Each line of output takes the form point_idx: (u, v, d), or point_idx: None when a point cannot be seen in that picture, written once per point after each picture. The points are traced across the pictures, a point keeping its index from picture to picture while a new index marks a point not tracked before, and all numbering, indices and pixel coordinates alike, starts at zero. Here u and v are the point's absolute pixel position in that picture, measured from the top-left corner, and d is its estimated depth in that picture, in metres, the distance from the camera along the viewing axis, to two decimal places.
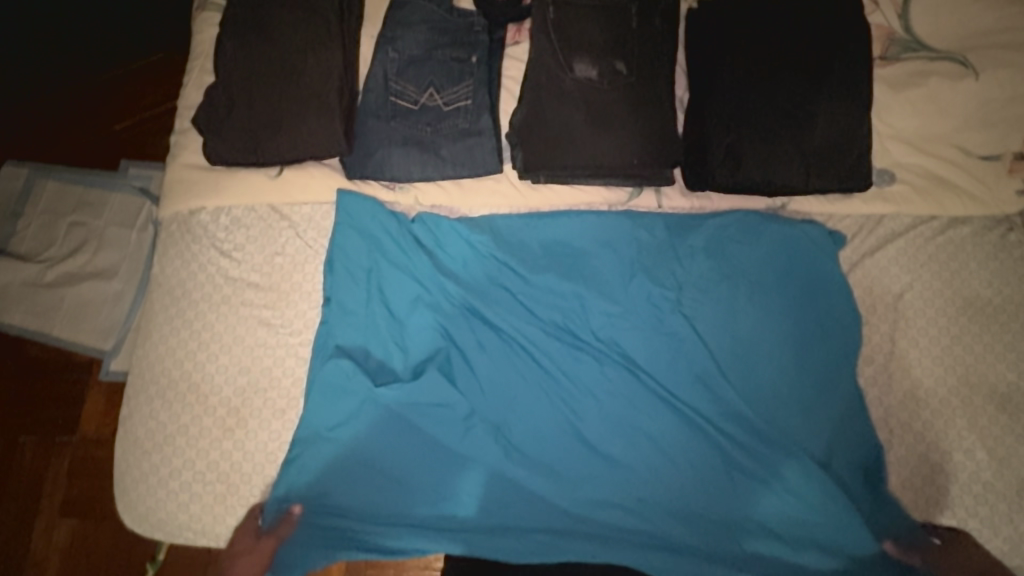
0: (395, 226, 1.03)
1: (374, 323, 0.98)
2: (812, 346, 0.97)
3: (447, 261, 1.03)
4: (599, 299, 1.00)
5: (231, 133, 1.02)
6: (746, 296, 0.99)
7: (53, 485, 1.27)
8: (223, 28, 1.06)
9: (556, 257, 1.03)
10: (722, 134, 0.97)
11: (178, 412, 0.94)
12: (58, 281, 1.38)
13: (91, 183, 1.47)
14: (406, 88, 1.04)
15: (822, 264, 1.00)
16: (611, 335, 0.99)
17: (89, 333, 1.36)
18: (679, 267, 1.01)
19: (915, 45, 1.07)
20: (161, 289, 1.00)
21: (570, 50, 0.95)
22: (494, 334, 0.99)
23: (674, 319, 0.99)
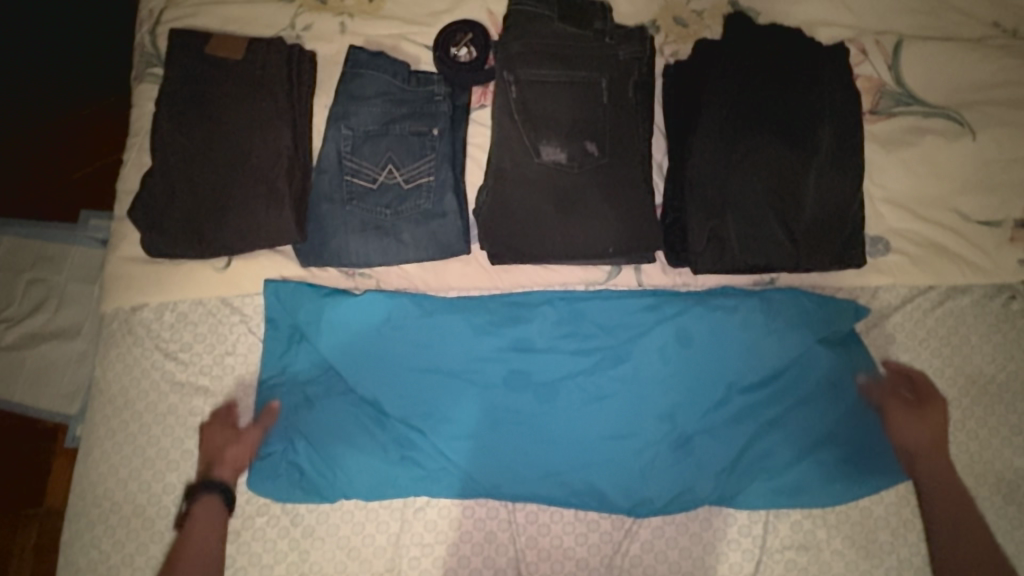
0: (338, 312, 0.92)
1: (331, 411, 0.89)
2: (809, 418, 0.89)
3: (400, 343, 0.91)
4: (572, 380, 0.90)
5: (173, 224, 0.94)
6: (728, 374, 0.89)
7: (18, 565, 1.20)
8: (159, 106, 0.97)
9: (525, 335, 0.92)
10: (704, 214, 0.90)
11: (124, 540, 0.87)
12: (18, 344, 1.28)
13: (48, 238, 1.36)
14: (363, 166, 0.96)
15: (819, 343, 0.91)
16: (588, 411, 0.89)
17: (53, 395, 1.26)
18: (662, 344, 0.90)
19: (907, 98, 1.02)
20: (103, 397, 0.93)
21: (536, 131, 0.87)
22: (461, 417, 0.89)
23: (656, 398, 0.88)
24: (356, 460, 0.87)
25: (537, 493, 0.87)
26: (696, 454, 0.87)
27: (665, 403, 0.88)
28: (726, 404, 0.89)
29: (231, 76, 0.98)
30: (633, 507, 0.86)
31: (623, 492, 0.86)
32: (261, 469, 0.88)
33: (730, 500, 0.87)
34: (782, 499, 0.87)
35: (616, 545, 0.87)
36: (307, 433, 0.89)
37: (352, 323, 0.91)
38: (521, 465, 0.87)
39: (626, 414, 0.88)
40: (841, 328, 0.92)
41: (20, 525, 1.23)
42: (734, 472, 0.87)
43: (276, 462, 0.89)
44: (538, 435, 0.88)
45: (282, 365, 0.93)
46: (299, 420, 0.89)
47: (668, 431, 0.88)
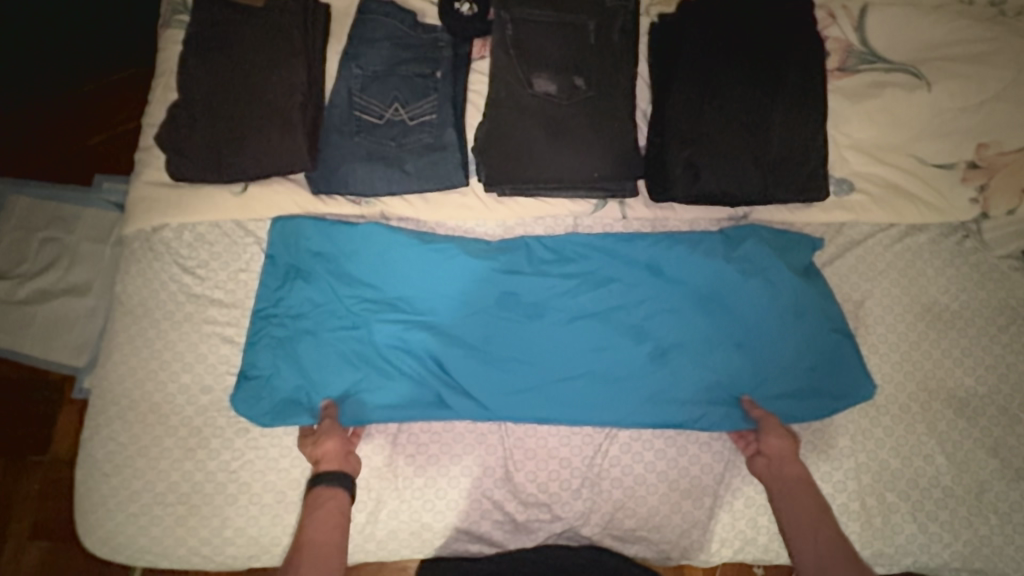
0: (341, 239, 0.99)
1: (320, 337, 0.95)
2: (776, 342, 0.95)
3: (388, 275, 0.97)
4: (548, 310, 0.97)
5: (195, 150, 1.02)
6: (701, 298, 0.97)
7: (22, 509, 1.25)
8: (186, 46, 1.06)
9: (504, 268, 0.99)
10: (681, 147, 0.99)
11: (139, 434, 0.93)
12: (32, 298, 1.34)
13: (64, 199, 1.43)
14: (371, 103, 1.05)
15: (786, 266, 0.98)
16: (563, 339, 0.96)
17: (61, 349, 1.32)
18: (632, 278, 0.98)
19: (871, 57, 1.12)
20: (123, 307, 1.00)
21: (529, 67, 0.96)
22: (456, 335, 0.96)
23: (626, 324, 0.96)
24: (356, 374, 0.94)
25: (519, 412, 0.93)
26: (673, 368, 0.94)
27: (643, 323, 0.96)
28: (701, 324, 0.95)
29: (252, 21, 1.06)
30: (616, 419, 0.93)
31: (597, 409, 0.93)
32: (255, 391, 0.94)
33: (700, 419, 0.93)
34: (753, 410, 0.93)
35: (597, 447, 0.94)
36: (309, 352, 0.94)
37: (352, 251, 0.98)
38: (510, 379, 0.94)
39: (608, 334, 0.95)
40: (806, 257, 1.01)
41: (26, 470, 1.28)
42: (709, 385, 0.94)
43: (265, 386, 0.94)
44: (526, 352, 0.95)
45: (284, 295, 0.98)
46: (290, 347, 0.95)
47: (647, 348, 0.95)
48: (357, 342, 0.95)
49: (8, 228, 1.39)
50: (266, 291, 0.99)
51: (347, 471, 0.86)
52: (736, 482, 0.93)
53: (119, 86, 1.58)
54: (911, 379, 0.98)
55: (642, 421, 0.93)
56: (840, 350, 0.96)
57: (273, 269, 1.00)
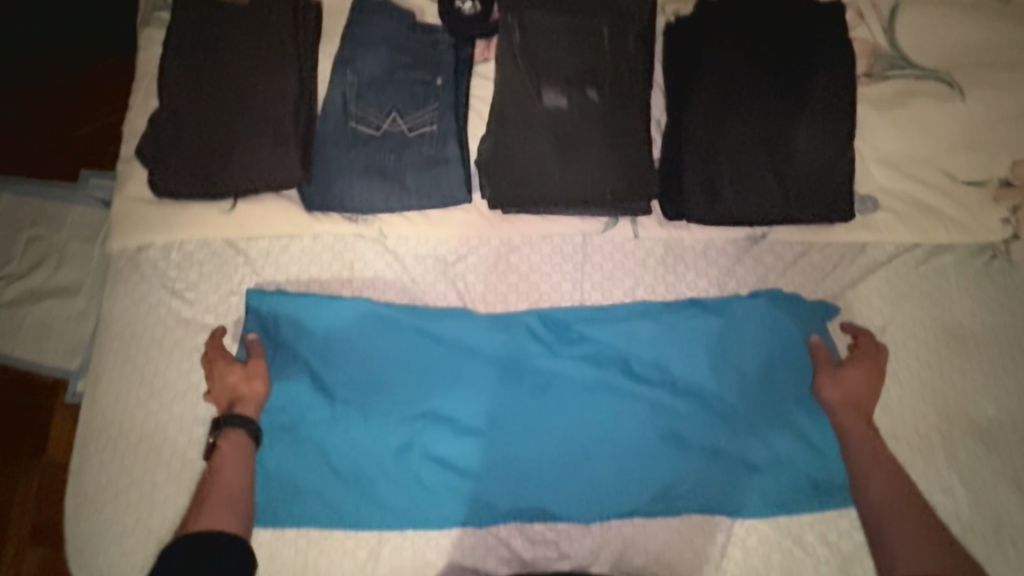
0: (325, 317, 0.92)
1: (306, 405, 0.89)
2: (789, 402, 0.91)
3: (380, 339, 0.91)
4: (549, 377, 0.92)
5: (180, 164, 0.95)
6: (711, 372, 0.92)
7: (21, 512, 1.21)
8: (167, 48, 0.98)
9: (504, 330, 0.93)
10: (699, 165, 0.93)
11: (131, 466, 0.89)
12: (19, 300, 1.25)
13: (48, 195, 1.32)
14: (368, 112, 0.98)
15: (795, 318, 0.94)
16: (567, 407, 0.91)
17: (53, 351, 1.24)
18: (639, 343, 0.93)
19: (901, 62, 1.05)
20: (109, 331, 0.94)
21: (539, 78, 0.89)
22: (458, 417, 0.90)
23: (632, 393, 0.91)
24: (352, 468, 0.88)
25: (520, 482, 0.88)
26: (688, 445, 0.90)
27: (655, 399, 0.91)
28: (712, 401, 0.92)
29: (239, 21, 0.99)
30: (622, 492, 0.88)
31: (601, 480, 0.89)
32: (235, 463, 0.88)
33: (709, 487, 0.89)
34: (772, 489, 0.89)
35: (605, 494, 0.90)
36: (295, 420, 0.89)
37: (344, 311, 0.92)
38: (518, 464, 0.89)
39: (612, 402, 0.91)
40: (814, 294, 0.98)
41: (24, 474, 1.23)
42: (727, 465, 0.89)
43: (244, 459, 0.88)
44: (531, 435, 0.90)
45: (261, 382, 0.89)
46: (275, 415, 0.89)
47: (659, 427, 0.90)
48: (349, 432, 0.88)
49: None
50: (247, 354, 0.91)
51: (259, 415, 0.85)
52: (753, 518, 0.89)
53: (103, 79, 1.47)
54: (933, 408, 0.95)
55: (658, 507, 0.89)
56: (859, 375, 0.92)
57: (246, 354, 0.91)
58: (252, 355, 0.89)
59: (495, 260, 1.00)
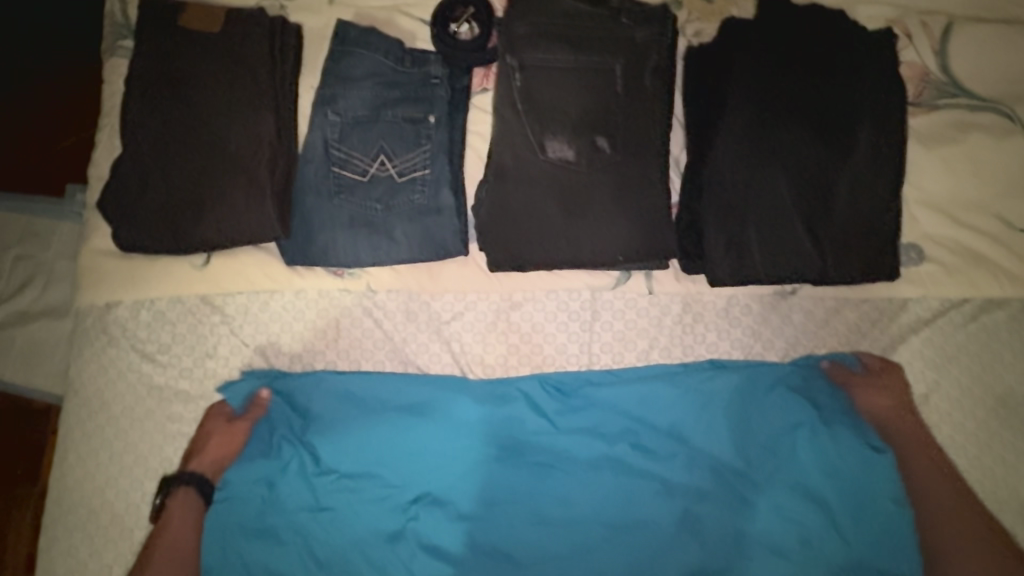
0: (316, 385, 0.87)
1: (285, 487, 0.82)
2: (825, 488, 0.81)
3: (366, 412, 0.85)
4: (552, 452, 0.84)
5: (146, 217, 0.87)
6: (733, 446, 0.83)
7: (15, 542, 1.11)
8: (129, 85, 0.89)
9: (500, 400, 0.86)
10: (725, 219, 0.82)
11: (101, 548, 0.83)
12: (7, 322, 1.15)
13: (35, 210, 1.21)
14: (352, 156, 0.88)
15: (817, 385, 0.87)
16: (573, 486, 0.83)
17: (46, 373, 1.14)
18: (648, 413, 0.85)
19: (954, 89, 0.92)
20: (77, 399, 0.87)
21: (543, 124, 0.78)
22: (454, 497, 0.82)
23: (645, 469, 0.83)
24: (338, 554, 0.80)
25: (526, 574, 0.79)
26: (711, 531, 0.80)
27: (671, 477, 0.83)
28: (736, 480, 0.83)
29: (208, 53, 0.88)
30: None
31: (617, 572, 0.79)
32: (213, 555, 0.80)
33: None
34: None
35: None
36: (273, 505, 0.81)
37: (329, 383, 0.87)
38: (519, 551, 0.80)
39: (623, 480, 0.83)
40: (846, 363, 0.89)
41: (17, 502, 1.13)
42: (757, 559, 0.79)
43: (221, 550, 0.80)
44: (534, 516, 0.82)
45: (247, 456, 0.84)
46: (253, 501, 0.82)
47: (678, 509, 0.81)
48: (334, 516, 0.80)
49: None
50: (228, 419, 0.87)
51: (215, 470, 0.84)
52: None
53: (63, 87, 1.32)
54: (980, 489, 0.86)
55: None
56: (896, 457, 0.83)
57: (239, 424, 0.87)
58: (249, 423, 0.88)
59: (494, 318, 0.91)
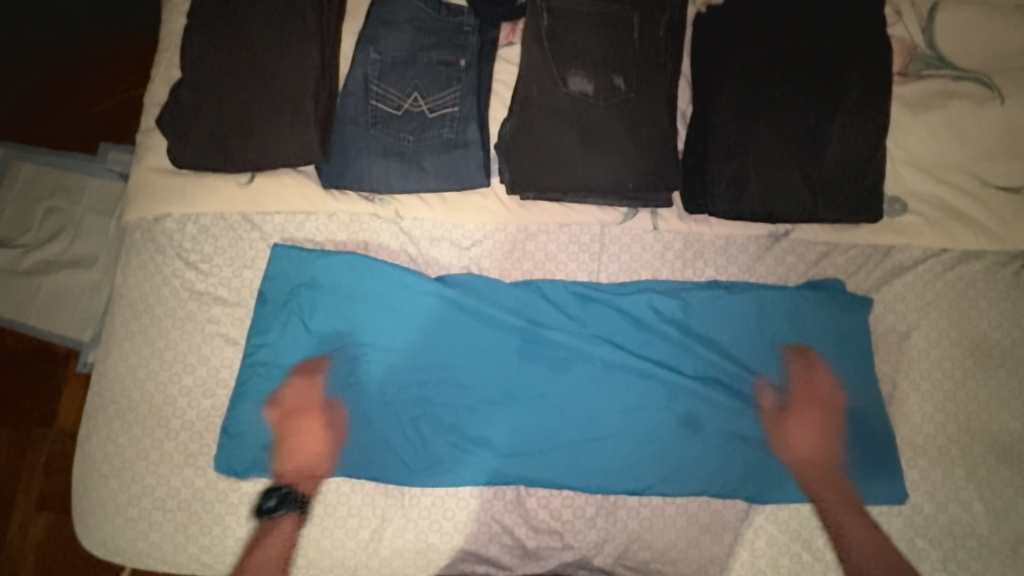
0: (350, 282, 0.95)
1: (319, 366, 0.92)
2: (798, 390, 0.92)
3: (388, 307, 0.94)
4: (555, 350, 0.94)
5: (199, 137, 0.95)
6: (727, 351, 0.93)
7: (29, 480, 1.15)
8: (191, 20, 0.98)
9: (512, 304, 0.95)
10: (727, 157, 0.90)
11: (140, 434, 0.90)
12: (35, 270, 1.21)
13: (70, 167, 1.29)
14: (389, 92, 0.97)
15: (804, 301, 0.94)
16: (574, 378, 0.93)
17: (66, 322, 1.20)
18: (646, 320, 0.95)
19: (937, 62, 1.01)
20: (123, 300, 0.95)
21: (566, 63, 0.88)
22: (471, 386, 0.92)
23: (639, 368, 0.93)
24: (374, 427, 0.90)
25: (532, 448, 0.90)
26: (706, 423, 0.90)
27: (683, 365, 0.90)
28: (721, 379, 0.92)
29: None
30: (633, 460, 0.90)
31: (611, 450, 0.90)
32: (250, 423, 0.90)
33: (722, 465, 0.89)
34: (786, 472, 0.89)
35: (617, 465, 0.89)
36: (306, 383, 0.91)
37: (355, 280, 0.95)
38: (526, 434, 0.90)
39: (619, 375, 0.92)
40: (841, 294, 0.95)
41: (34, 441, 1.17)
42: (734, 444, 0.90)
43: (258, 418, 0.90)
44: (549, 406, 0.91)
45: (289, 339, 0.93)
46: (287, 379, 0.92)
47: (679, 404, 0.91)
48: (361, 393, 0.91)
49: (10, 197, 1.26)
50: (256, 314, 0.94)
51: (257, 360, 0.92)
52: (764, 503, 0.88)
53: (120, 50, 1.42)
54: (956, 423, 0.93)
55: (675, 488, 0.89)
56: (863, 373, 0.93)
57: (267, 312, 0.94)
58: (274, 318, 0.94)
59: (511, 246, 0.99)
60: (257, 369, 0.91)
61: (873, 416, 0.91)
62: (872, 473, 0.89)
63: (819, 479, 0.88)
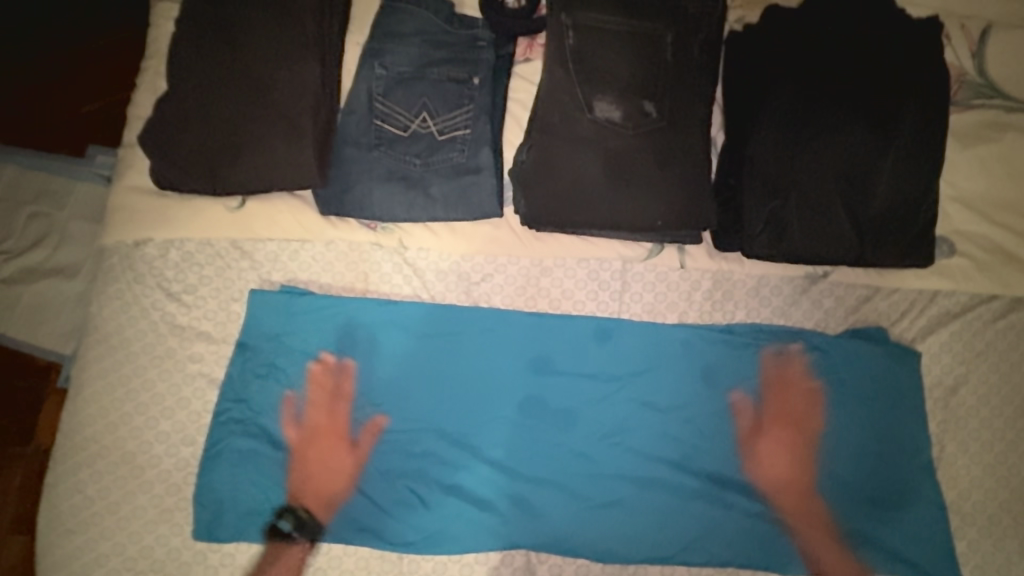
0: (349, 323, 0.87)
1: (312, 415, 0.84)
2: (833, 449, 0.85)
3: (392, 352, 0.87)
4: (570, 400, 0.86)
5: (185, 156, 0.87)
6: (757, 408, 0.86)
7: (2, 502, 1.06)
8: (179, 26, 0.89)
9: (524, 349, 0.87)
10: (766, 193, 0.82)
11: (110, 485, 0.81)
12: (14, 279, 1.12)
13: (55, 169, 1.19)
14: (395, 110, 0.88)
15: (841, 353, 0.87)
16: (591, 432, 0.85)
17: (48, 334, 1.10)
18: (670, 369, 0.87)
19: (988, 90, 0.93)
20: (97, 333, 0.86)
21: (592, 86, 0.79)
22: (477, 439, 0.84)
23: (661, 422, 0.85)
24: (370, 485, 0.82)
25: (543, 509, 0.82)
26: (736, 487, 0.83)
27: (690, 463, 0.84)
28: (751, 437, 0.85)
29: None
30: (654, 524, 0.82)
31: (630, 512, 0.82)
32: (236, 474, 0.82)
33: (750, 531, 0.82)
34: (817, 536, 0.82)
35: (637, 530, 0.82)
36: (296, 433, 0.84)
37: (354, 321, 0.88)
38: (537, 494, 0.83)
39: (640, 430, 0.85)
40: (883, 344, 0.88)
41: (11, 460, 1.09)
42: (762, 509, 0.83)
43: (244, 470, 0.82)
44: (562, 467, 0.84)
45: (280, 382, 0.85)
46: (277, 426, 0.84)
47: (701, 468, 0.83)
48: (359, 445, 0.83)
49: None
50: (243, 356, 0.86)
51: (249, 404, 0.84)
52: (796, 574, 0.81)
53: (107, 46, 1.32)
54: (1005, 488, 0.85)
55: (698, 559, 0.81)
56: (902, 433, 0.86)
57: (257, 352, 0.86)
58: (264, 358, 0.86)
59: (524, 282, 0.91)
60: (246, 417, 0.84)
61: (914, 481, 0.84)
62: (916, 543, 0.82)
63: (853, 553, 0.82)
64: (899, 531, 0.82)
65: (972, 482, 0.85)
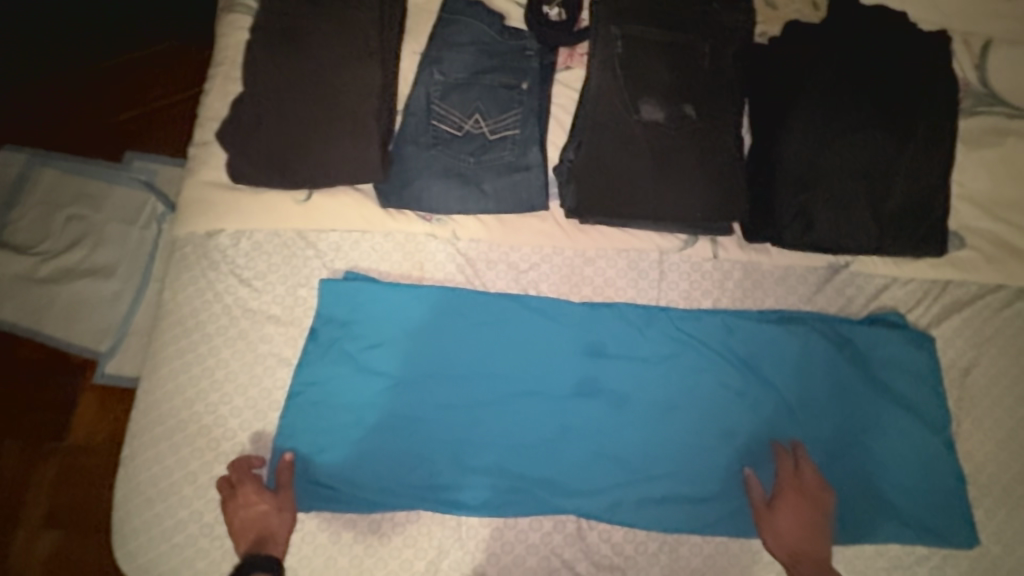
0: (409, 308, 0.94)
1: (376, 391, 0.91)
2: (858, 425, 0.92)
3: (449, 332, 0.94)
4: (616, 379, 0.93)
5: (258, 152, 0.94)
6: (788, 386, 0.93)
7: (38, 494, 1.10)
8: (253, 35, 0.97)
9: (572, 331, 0.94)
10: (795, 188, 0.90)
11: (187, 457, 0.87)
12: (53, 277, 1.18)
13: (93, 174, 1.26)
14: (451, 112, 0.96)
15: (864, 337, 0.94)
16: (635, 409, 0.92)
17: (84, 331, 1.16)
18: (708, 352, 0.94)
19: (990, 99, 1.02)
20: (172, 317, 0.92)
21: (638, 90, 0.88)
22: (530, 415, 0.91)
23: (699, 400, 0.92)
24: (433, 456, 0.89)
25: (593, 479, 0.89)
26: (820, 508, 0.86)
27: (791, 503, 0.86)
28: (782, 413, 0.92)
29: (328, 10, 0.97)
30: (694, 492, 0.89)
31: (672, 482, 0.89)
32: (307, 446, 0.88)
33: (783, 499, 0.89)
34: (845, 503, 0.89)
35: (679, 499, 0.89)
36: (362, 408, 0.90)
37: (414, 305, 0.94)
38: (587, 464, 0.90)
39: (681, 408, 0.92)
40: (903, 328, 0.95)
41: (45, 454, 1.12)
42: None
43: (316, 442, 0.89)
44: (609, 442, 0.90)
45: (345, 361, 0.91)
46: (345, 402, 0.90)
47: (793, 496, 0.86)
48: (421, 419, 0.90)
49: (31, 203, 1.23)
50: (311, 339, 0.92)
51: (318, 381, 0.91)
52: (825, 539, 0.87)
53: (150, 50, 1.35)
54: (1017, 462, 0.92)
55: (736, 525, 0.88)
56: (921, 411, 0.93)
57: (324, 333, 0.92)
58: (329, 340, 0.92)
59: (568, 271, 0.98)
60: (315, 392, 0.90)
61: (934, 454, 0.91)
62: (935, 511, 0.89)
63: (880, 522, 0.88)
64: (919, 500, 0.90)
65: (987, 456, 0.92)
